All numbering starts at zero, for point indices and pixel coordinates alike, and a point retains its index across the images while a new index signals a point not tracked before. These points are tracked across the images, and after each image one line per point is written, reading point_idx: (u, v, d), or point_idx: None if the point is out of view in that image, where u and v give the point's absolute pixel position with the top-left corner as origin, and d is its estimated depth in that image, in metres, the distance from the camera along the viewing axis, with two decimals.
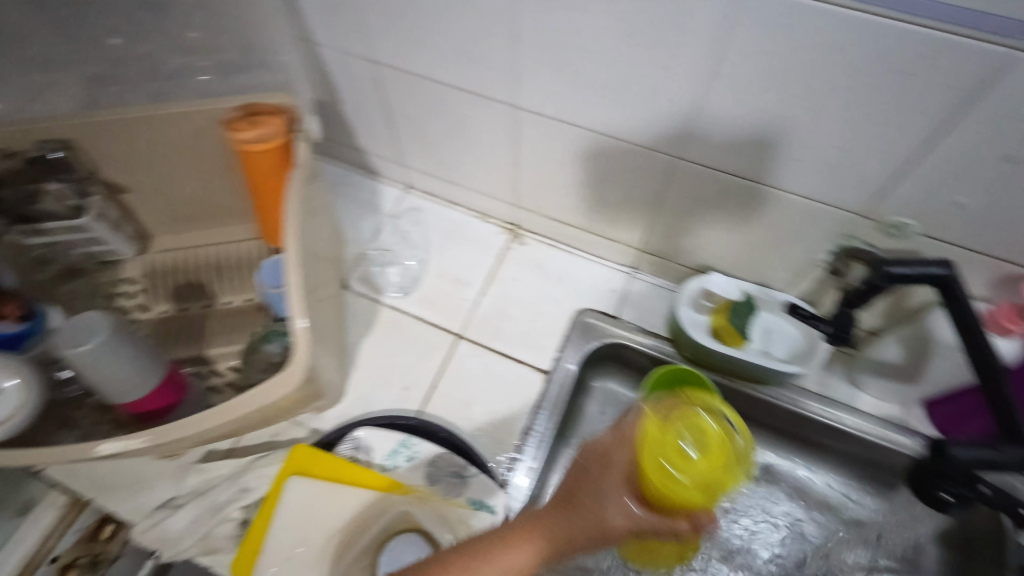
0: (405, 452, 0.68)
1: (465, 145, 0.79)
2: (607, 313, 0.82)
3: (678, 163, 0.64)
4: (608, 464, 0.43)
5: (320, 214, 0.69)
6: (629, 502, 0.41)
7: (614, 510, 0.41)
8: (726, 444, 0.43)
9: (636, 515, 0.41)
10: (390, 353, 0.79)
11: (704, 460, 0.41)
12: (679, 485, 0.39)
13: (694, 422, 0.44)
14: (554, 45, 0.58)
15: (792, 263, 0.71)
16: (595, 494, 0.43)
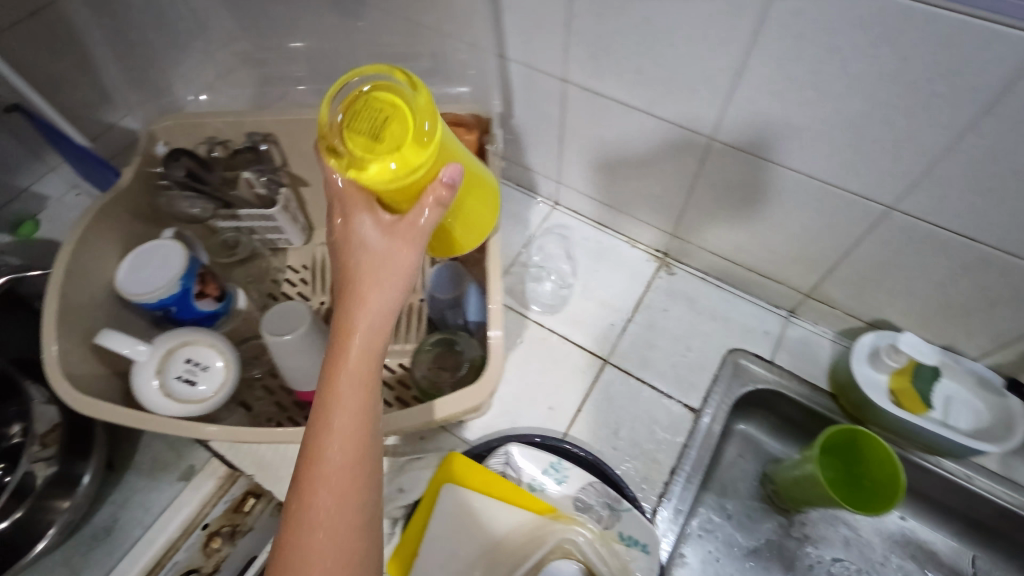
0: (555, 475, 0.68)
1: (635, 170, 0.79)
2: (762, 356, 0.79)
3: (887, 214, 0.61)
4: (355, 215, 0.45)
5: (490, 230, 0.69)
6: (381, 226, 0.45)
7: (370, 238, 0.45)
8: (407, 120, 0.42)
9: (383, 228, 0.44)
10: (537, 370, 0.79)
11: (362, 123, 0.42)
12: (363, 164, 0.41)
13: (376, 96, 0.42)
14: (781, 83, 0.56)
15: (990, 334, 0.66)
16: (346, 255, 0.45)
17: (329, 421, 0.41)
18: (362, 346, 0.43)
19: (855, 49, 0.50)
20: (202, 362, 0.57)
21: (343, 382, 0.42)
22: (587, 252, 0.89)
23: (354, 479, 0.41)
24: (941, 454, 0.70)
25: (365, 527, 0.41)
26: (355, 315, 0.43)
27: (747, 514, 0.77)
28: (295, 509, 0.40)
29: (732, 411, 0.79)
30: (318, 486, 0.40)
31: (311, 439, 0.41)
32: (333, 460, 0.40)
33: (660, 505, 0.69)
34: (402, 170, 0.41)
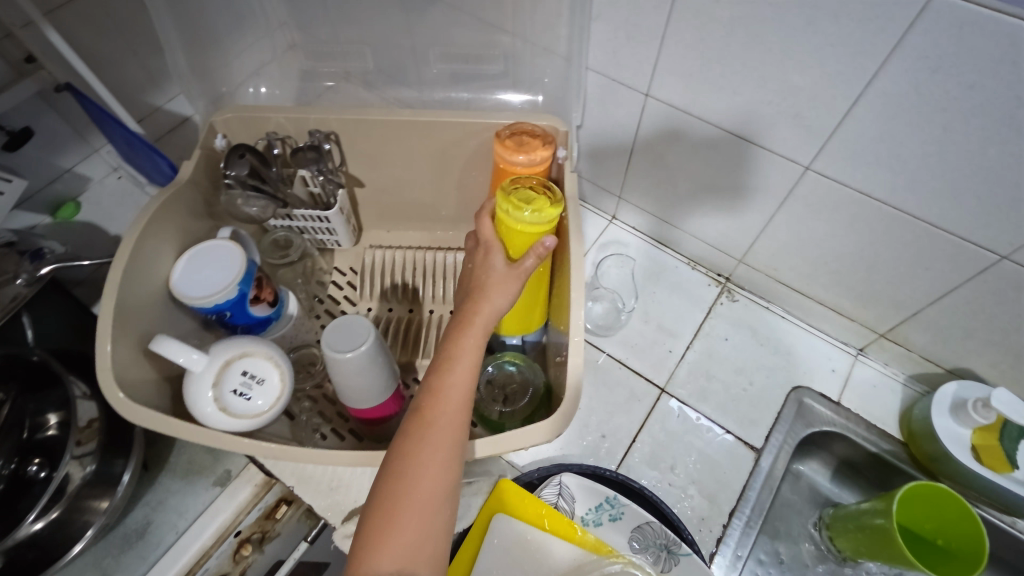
0: (609, 510, 0.64)
1: (709, 192, 0.75)
2: (829, 396, 0.75)
3: (997, 262, 0.56)
4: (489, 248, 0.56)
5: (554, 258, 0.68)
6: (507, 261, 0.55)
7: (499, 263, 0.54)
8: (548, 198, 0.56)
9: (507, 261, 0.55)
10: (591, 396, 0.75)
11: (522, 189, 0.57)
12: (512, 204, 0.54)
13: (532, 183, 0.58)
14: (898, 115, 0.52)
15: None
16: (476, 269, 0.55)
17: (448, 373, 0.47)
18: (481, 328, 0.50)
19: (994, 87, 0.46)
20: (258, 375, 0.53)
21: (465, 344, 0.49)
22: (645, 272, 0.85)
23: (461, 425, 0.46)
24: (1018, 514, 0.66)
25: (454, 486, 0.45)
26: (484, 301, 0.51)
27: (801, 561, 0.73)
28: (406, 438, 0.45)
29: (794, 451, 0.75)
30: (432, 425, 0.45)
31: (431, 384, 0.47)
32: (447, 404, 0.46)
33: (717, 549, 0.66)
34: (534, 215, 0.54)
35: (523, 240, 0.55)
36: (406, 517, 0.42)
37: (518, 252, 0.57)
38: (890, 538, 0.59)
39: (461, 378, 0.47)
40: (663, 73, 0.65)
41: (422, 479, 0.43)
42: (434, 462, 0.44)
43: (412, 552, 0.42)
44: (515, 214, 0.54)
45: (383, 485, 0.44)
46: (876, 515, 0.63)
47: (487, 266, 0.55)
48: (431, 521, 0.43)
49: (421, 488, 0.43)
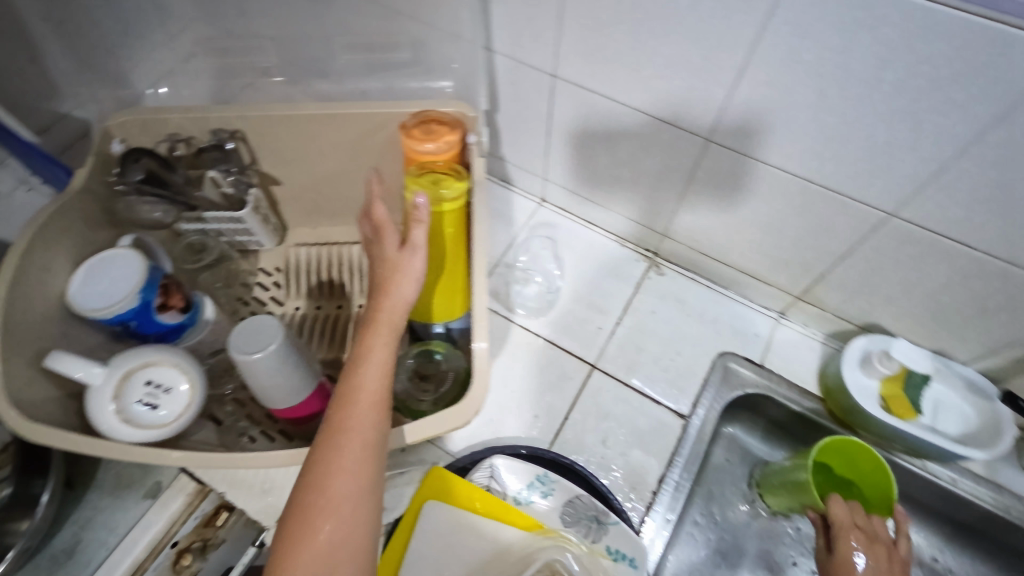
0: (541, 487, 0.65)
1: (626, 168, 0.76)
2: (752, 360, 0.77)
3: (887, 221, 0.59)
4: (379, 234, 0.54)
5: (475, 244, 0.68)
6: (399, 243, 0.53)
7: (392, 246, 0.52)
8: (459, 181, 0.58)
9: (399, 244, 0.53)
10: (523, 377, 0.76)
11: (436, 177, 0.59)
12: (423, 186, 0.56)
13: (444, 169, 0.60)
14: (782, 83, 0.53)
15: (983, 339, 0.65)
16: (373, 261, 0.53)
17: (359, 372, 0.46)
18: (390, 323, 0.48)
19: (860, 52, 0.47)
20: (164, 384, 0.53)
21: (373, 341, 0.47)
22: (574, 252, 0.87)
23: (378, 423, 0.44)
24: (926, 457, 0.70)
25: (375, 487, 0.43)
26: (390, 294, 0.50)
27: (735, 519, 0.76)
28: (320, 444, 0.43)
29: (721, 415, 0.78)
30: (347, 428, 0.43)
31: (342, 387, 0.45)
32: (361, 402, 0.44)
33: (648, 515, 0.68)
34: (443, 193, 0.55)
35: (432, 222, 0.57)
36: (325, 525, 0.40)
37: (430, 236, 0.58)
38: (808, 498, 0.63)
39: (373, 376, 0.45)
40: (567, 53, 0.65)
41: (340, 484, 0.41)
42: (351, 465, 0.42)
43: (334, 561, 0.39)
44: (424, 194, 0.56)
45: (298, 496, 0.42)
46: (795, 473, 0.66)
47: (379, 254, 0.53)
48: (354, 525, 0.41)
49: (338, 492, 0.41)
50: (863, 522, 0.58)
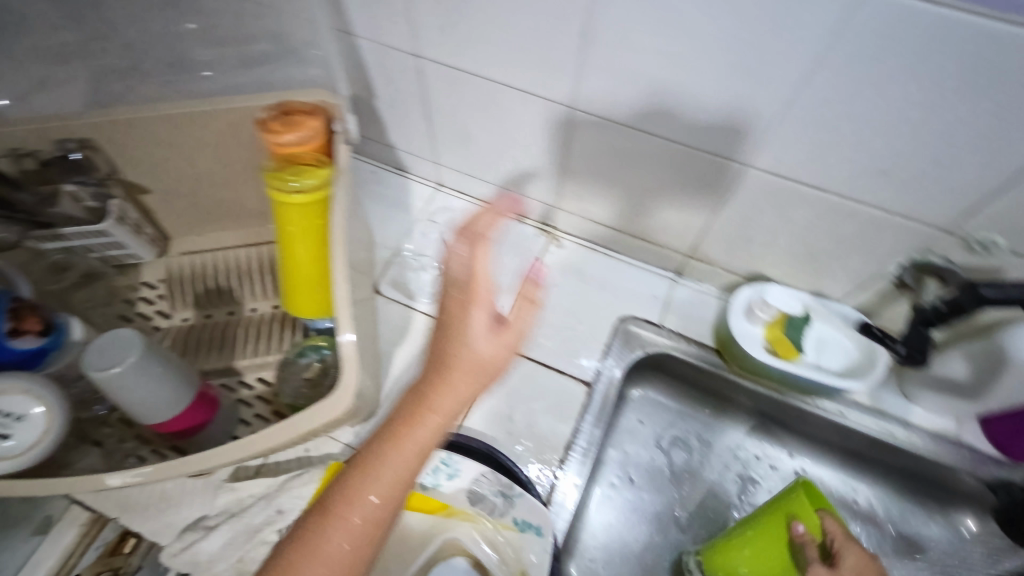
0: (445, 470, 0.65)
1: (508, 144, 0.75)
2: (651, 321, 0.79)
3: (746, 171, 0.61)
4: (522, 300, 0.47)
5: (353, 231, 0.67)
6: (491, 316, 0.46)
7: (483, 320, 0.46)
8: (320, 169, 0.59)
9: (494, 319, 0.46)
10: (427, 363, 0.75)
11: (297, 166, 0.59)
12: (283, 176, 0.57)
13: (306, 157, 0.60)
14: (625, 45, 0.53)
15: (852, 276, 0.68)
16: (454, 329, 0.45)
17: (380, 462, 0.44)
18: (432, 429, 0.45)
19: (686, 7, 0.48)
20: (15, 413, 0.50)
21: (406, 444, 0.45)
22: (473, 233, 0.86)
23: (375, 521, 0.44)
24: (814, 393, 0.74)
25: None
26: (467, 372, 0.45)
27: (645, 474, 0.79)
28: (317, 520, 0.44)
29: (627, 377, 0.80)
30: (343, 514, 0.43)
31: (363, 467, 0.44)
32: (368, 496, 0.44)
33: (556, 480, 0.69)
34: (303, 184, 0.57)
35: (296, 211, 0.58)
36: None
37: (297, 225, 0.59)
38: (777, 552, 0.58)
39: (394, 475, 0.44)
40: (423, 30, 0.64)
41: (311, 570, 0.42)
42: (369, 518, 0.44)
43: None
44: (284, 187, 0.57)
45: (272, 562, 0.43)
46: (741, 542, 0.61)
47: (502, 340, 0.46)
48: None
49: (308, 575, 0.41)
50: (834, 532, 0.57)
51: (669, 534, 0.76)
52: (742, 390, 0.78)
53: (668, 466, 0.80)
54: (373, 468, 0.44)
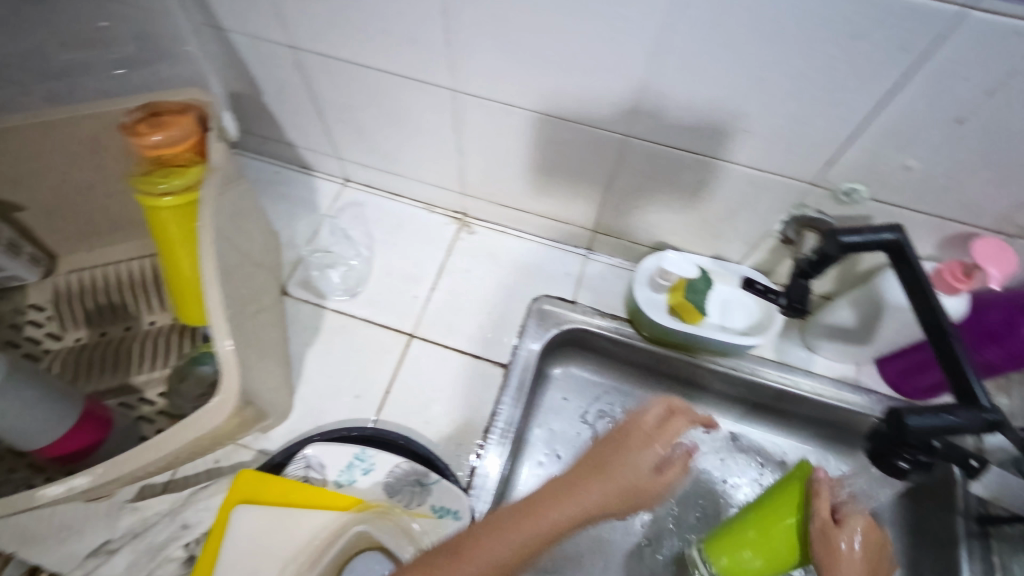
0: (360, 465, 0.65)
1: (401, 134, 0.74)
2: (564, 298, 0.80)
3: (627, 141, 0.61)
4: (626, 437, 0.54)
5: (245, 229, 0.65)
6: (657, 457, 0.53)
7: (652, 458, 0.53)
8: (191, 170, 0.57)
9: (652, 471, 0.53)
10: (339, 361, 0.74)
11: (169, 167, 0.57)
12: (151, 180, 0.56)
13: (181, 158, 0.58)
14: (485, 24, 0.52)
15: (745, 236, 0.69)
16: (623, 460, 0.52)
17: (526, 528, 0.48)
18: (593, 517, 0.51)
19: None
20: None
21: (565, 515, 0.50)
22: (383, 225, 0.85)
23: None
24: (721, 354, 0.77)
25: None
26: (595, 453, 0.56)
27: (573, 448, 0.80)
28: None
29: (545, 354, 0.80)
30: None
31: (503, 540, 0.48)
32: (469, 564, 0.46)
33: (476, 464, 0.69)
34: (171, 187, 0.55)
35: (171, 215, 0.57)
36: None
37: (176, 230, 0.58)
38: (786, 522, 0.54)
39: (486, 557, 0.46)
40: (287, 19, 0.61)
41: None
42: (508, 561, 0.47)
43: None
44: (153, 191, 0.55)
45: None
46: (744, 527, 0.58)
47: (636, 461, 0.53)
48: None
49: None
50: (844, 498, 0.54)
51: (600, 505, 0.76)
52: (657, 357, 0.79)
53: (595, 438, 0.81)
54: (507, 516, 0.49)
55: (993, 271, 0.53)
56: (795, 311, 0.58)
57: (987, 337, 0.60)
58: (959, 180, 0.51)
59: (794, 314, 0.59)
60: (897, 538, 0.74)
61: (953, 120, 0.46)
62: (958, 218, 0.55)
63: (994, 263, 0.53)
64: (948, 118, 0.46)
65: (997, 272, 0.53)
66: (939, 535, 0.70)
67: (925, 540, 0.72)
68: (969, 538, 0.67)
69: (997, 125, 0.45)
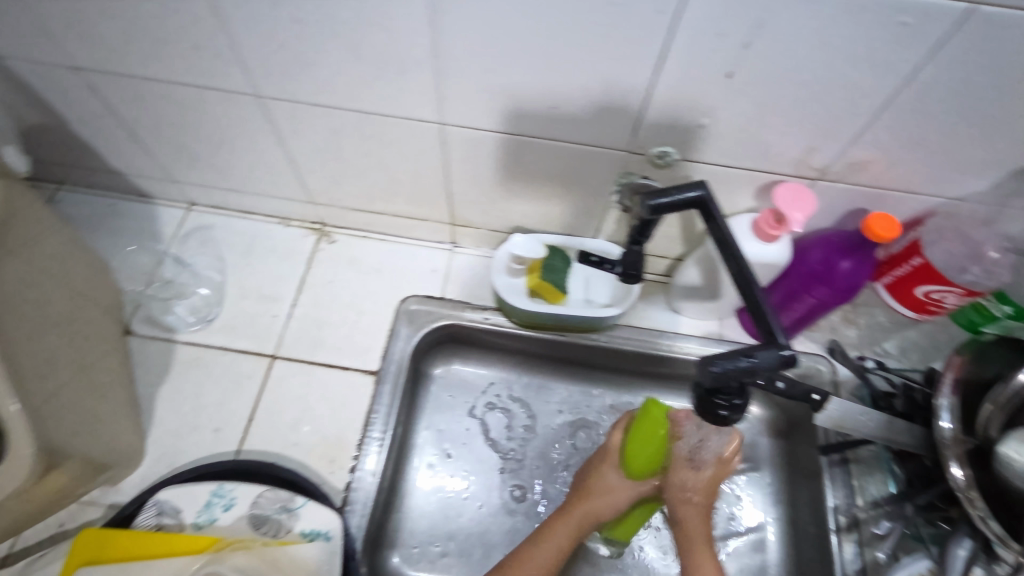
0: (220, 502, 0.62)
1: (229, 149, 0.70)
2: (432, 296, 0.79)
3: (445, 129, 0.59)
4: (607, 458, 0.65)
5: (72, 272, 0.62)
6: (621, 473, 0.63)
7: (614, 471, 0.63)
8: None
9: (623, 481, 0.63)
10: (196, 395, 0.70)
11: None
12: None
13: None
14: (262, 23, 0.50)
15: (590, 210, 0.70)
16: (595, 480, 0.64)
17: (541, 545, 0.62)
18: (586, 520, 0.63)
19: None
20: None
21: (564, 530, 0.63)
22: (235, 247, 0.80)
23: None
24: (592, 328, 0.78)
25: None
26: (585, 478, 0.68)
27: (462, 444, 0.79)
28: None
29: (421, 355, 0.79)
30: None
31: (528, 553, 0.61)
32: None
33: (353, 477, 0.66)
34: None
35: None
36: None
37: None
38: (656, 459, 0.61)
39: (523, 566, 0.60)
40: (60, 38, 0.56)
41: None
42: (553, 562, 0.61)
43: None
44: None
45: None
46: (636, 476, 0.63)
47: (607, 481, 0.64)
48: None
49: None
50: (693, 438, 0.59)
51: (489, 496, 0.76)
52: (534, 341, 0.80)
53: (485, 430, 0.80)
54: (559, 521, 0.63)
55: (796, 217, 0.56)
56: (627, 277, 0.60)
57: (813, 278, 0.63)
58: (752, 130, 0.53)
59: (628, 280, 0.60)
60: (776, 476, 0.78)
61: (725, 75, 0.48)
62: (764, 168, 0.58)
63: (798, 207, 0.56)
64: (721, 74, 0.48)
65: (800, 216, 0.56)
66: (807, 467, 0.75)
67: (798, 473, 0.76)
68: (831, 467, 0.71)
69: (764, 75, 0.47)
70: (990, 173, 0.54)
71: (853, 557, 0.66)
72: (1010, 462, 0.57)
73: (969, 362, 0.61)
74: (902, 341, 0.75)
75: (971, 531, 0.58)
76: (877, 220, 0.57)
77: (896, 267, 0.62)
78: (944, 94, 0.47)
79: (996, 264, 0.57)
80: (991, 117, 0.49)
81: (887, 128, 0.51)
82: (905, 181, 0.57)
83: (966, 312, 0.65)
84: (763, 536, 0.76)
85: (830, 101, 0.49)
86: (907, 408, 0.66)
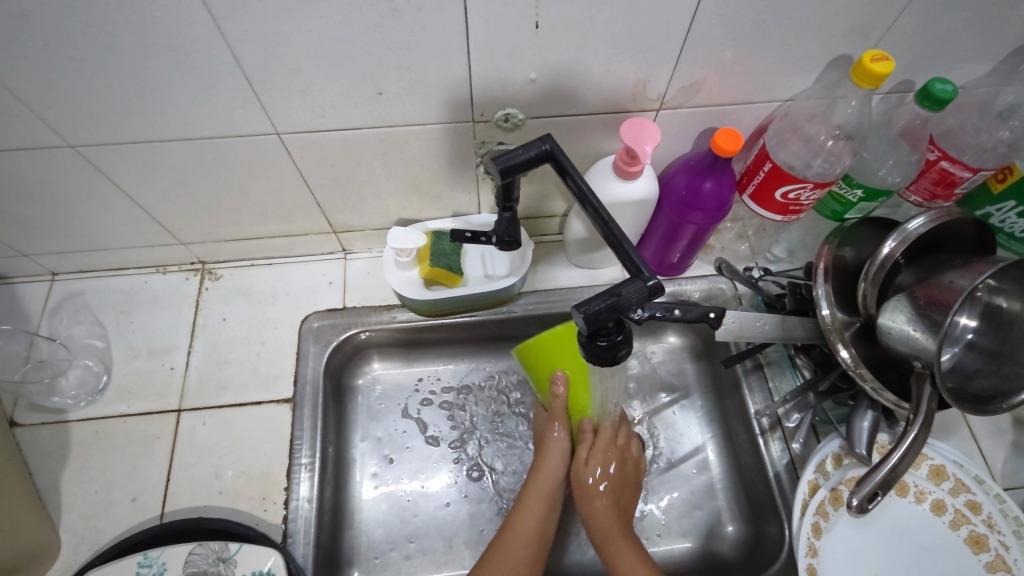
0: (150, 571, 0.58)
1: (69, 208, 0.65)
2: (334, 309, 0.77)
3: (286, 138, 0.58)
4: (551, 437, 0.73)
5: None
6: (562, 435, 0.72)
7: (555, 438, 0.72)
8: None
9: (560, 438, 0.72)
10: (104, 469, 0.67)
11: None
12: None
13: None
14: (43, 66, 0.47)
15: (464, 187, 0.69)
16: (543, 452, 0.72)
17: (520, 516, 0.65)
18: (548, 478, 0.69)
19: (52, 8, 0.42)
20: None
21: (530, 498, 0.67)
22: (114, 308, 0.76)
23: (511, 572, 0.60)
24: (500, 302, 0.78)
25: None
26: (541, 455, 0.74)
27: (403, 448, 0.76)
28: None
29: (339, 369, 0.76)
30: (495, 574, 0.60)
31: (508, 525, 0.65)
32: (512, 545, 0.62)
33: (289, 508, 0.65)
34: None
35: None
36: None
37: None
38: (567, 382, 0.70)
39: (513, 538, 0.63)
40: None
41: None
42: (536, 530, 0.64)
43: None
44: None
45: None
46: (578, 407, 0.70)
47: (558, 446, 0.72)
48: None
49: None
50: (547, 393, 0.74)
51: (444, 487, 0.74)
52: (449, 328, 0.78)
53: (422, 427, 0.78)
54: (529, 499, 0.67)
55: (645, 149, 0.57)
56: (505, 246, 0.58)
57: (684, 205, 0.65)
58: (582, 74, 0.54)
59: (512, 249, 0.60)
60: (705, 397, 0.82)
61: (535, 28, 0.48)
62: (609, 108, 0.59)
63: (646, 139, 0.57)
64: (530, 27, 0.48)
65: (650, 147, 0.57)
66: (728, 380, 0.78)
67: (722, 388, 0.80)
68: (747, 374, 0.75)
69: (571, 19, 0.48)
70: (808, 68, 0.57)
71: (781, 453, 0.71)
72: (887, 331, 0.59)
73: (838, 247, 0.63)
74: (788, 244, 0.80)
75: (872, 403, 0.62)
76: (721, 135, 0.57)
77: (754, 176, 0.64)
78: (739, 3, 0.49)
79: (835, 153, 0.60)
80: (788, 16, 0.51)
81: (704, 47, 0.53)
82: (738, 92, 0.59)
83: (827, 203, 0.70)
84: (705, 455, 0.79)
85: (644, 32, 0.50)
86: (796, 304, 0.68)
